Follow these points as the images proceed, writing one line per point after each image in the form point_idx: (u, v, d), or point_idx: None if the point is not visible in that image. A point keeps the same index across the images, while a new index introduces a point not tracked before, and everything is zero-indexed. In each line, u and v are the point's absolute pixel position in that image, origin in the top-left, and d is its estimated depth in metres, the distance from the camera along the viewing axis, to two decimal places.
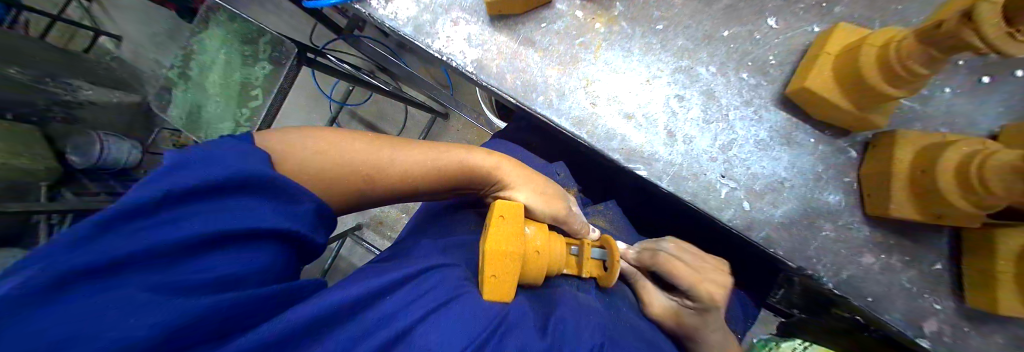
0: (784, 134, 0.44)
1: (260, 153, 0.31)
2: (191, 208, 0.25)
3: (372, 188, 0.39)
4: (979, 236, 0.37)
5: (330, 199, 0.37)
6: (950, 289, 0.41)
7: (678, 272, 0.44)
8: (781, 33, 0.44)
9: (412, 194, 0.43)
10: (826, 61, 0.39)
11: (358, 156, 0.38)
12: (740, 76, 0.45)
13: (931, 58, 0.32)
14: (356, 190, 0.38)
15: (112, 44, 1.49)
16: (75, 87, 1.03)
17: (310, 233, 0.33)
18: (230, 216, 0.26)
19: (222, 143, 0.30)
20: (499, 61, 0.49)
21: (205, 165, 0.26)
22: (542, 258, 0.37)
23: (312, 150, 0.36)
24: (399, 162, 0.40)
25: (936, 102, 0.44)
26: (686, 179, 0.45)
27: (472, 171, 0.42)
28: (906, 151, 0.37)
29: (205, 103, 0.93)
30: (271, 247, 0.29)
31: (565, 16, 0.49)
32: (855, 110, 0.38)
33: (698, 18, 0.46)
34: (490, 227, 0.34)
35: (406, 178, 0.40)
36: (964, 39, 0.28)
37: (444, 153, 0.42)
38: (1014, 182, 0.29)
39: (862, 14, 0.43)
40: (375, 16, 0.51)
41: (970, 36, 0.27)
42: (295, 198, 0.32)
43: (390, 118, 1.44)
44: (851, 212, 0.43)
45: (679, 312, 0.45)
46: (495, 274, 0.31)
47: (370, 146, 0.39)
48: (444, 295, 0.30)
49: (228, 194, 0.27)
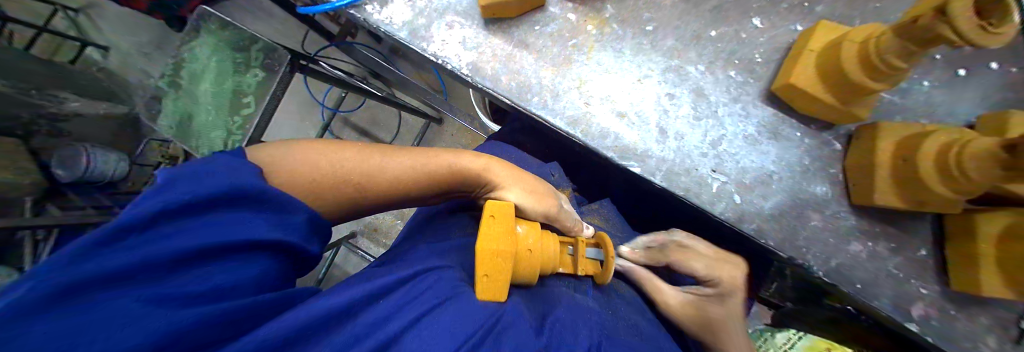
0: (771, 129, 0.45)
1: (251, 166, 0.31)
2: (185, 222, 0.25)
3: (363, 194, 0.40)
4: (961, 222, 0.39)
5: (322, 205, 0.38)
6: (936, 274, 0.42)
7: (688, 257, 0.47)
8: (765, 32, 0.46)
9: (406, 198, 0.43)
10: (809, 57, 0.41)
11: (347, 163, 0.38)
12: (728, 74, 0.46)
13: (908, 52, 0.33)
14: (347, 198, 0.39)
15: (98, 54, 1.45)
16: (61, 99, 1.02)
17: (304, 242, 0.33)
18: (224, 228, 0.26)
19: (215, 159, 0.30)
20: (494, 63, 0.50)
21: (199, 179, 0.27)
22: (534, 256, 0.37)
23: (300, 160, 0.37)
24: (387, 168, 0.40)
25: (915, 94, 0.46)
26: (679, 174, 0.46)
27: (463, 174, 0.43)
28: (888, 142, 0.38)
29: (196, 112, 0.92)
30: (267, 257, 0.29)
31: (558, 19, 0.50)
32: (838, 104, 0.40)
33: (685, 19, 0.48)
34: (481, 227, 0.34)
35: (396, 183, 0.40)
36: (938, 33, 0.29)
37: (433, 158, 0.43)
38: (991, 169, 0.31)
39: (842, 12, 0.45)
40: (370, 21, 0.51)
41: (943, 29, 0.28)
42: (286, 208, 0.31)
43: (384, 124, 1.44)
44: (839, 203, 0.44)
45: (702, 306, 0.46)
46: (487, 274, 0.32)
47: (358, 153, 0.40)
48: (440, 295, 0.30)
49: (221, 206, 0.27)
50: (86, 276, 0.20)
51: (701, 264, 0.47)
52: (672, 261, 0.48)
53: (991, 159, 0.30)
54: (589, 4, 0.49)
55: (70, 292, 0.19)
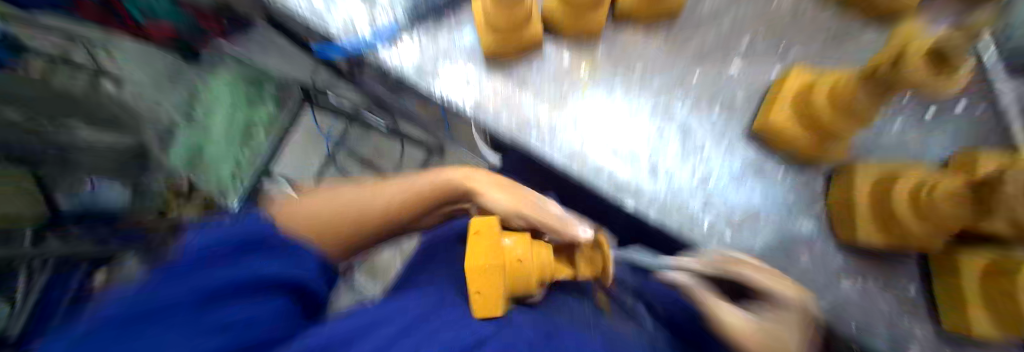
0: (756, 167, 0.48)
1: (266, 225, 0.38)
2: (217, 265, 0.30)
3: (361, 220, 0.44)
4: (943, 261, 0.40)
5: (330, 243, 0.43)
6: (930, 313, 0.42)
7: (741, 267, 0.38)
8: (744, 76, 0.50)
9: (406, 217, 0.46)
10: (784, 102, 0.44)
11: (347, 198, 0.45)
12: (712, 113, 0.50)
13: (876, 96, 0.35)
14: (352, 227, 0.44)
15: None
16: None
17: (314, 285, 0.37)
18: (248, 267, 0.31)
19: (238, 226, 0.37)
20: (495, 101, 0.54)
21: (225, 237, 0.33)
22: (527, 267, 0.35)
23: (310, 208, 0.44)
24: (382, 194, 0.45)
25: (889, 136, 0.49)
26: (671, 211, 0.47)
27: (449, 187, 0.46)
28: (864, 180, 0.41)
29: (210, 141, 1.00)
30: (286, 294, 0.32)
31: (554, 62, 0.54)
32: (815, 144, 0.43)
33: (669, 62, 0.52)
34: (467, 247, 0.35)
35: (390, 205, 0.45)
36: (900, 80, 0.32)
37: (422, 178, 0.47)
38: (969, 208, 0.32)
39: (813, 60, 0.50)
40: (381, 62, 0.56)
41: (903, 76, 0.31)
42: (296, 255, 0.36)
43: (387, 155, 1.48)
44: (825, 240, 0.45)
45: (764, 328, 0.35)
46: (478, 291, 0.33)
47: (356, 190, 0.46)
48: (438, 319, 0.31)
49: (244, 254, 0.32)
50: (139, 308, 0.23)
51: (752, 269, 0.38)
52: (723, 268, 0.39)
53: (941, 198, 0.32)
54: (583, 48, 0.54)
55: (130, 318, 0.23)
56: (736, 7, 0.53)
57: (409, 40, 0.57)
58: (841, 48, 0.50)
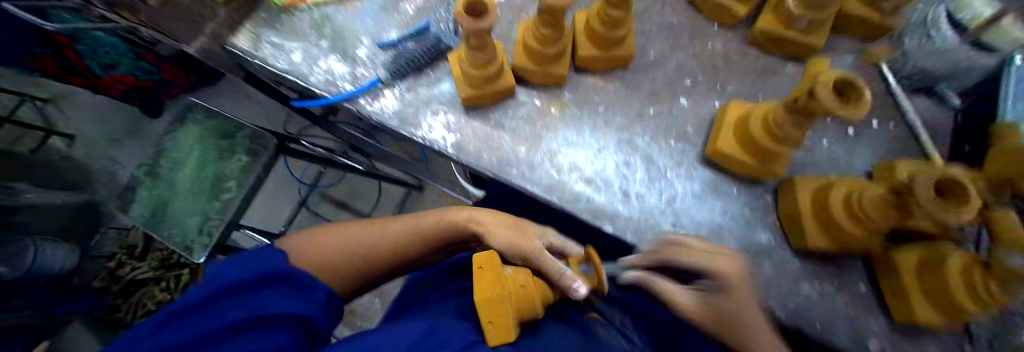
0: (711, 186, 0.53)
1: (274, 255, 0.42)
2: (222, 303, 0.34)
3: (371, 254, 0.50)
4: (882, 257, 0.45)
5: (341, 272, 0.48)
6: (881, 308, 0.46)
7: (680, 252, 0.39)
8: (692, 107, 0.57)
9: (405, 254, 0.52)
10: (727, 130, 0.51)
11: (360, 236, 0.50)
12: (670, 143, 0.56)
13: (799, 123, 0.41)
14: (360, 268, 0.49)
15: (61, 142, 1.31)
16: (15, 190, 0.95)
17: (313, 317, 0.39)
18: (240, 307, 0.34)
19: (261, 254, 0.42)
20: (475, 142, 0.58)
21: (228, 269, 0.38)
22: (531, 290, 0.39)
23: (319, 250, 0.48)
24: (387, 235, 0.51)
25: (819, 151, 0.55)
26: (646, 231, 0.50)
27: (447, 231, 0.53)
28: (804, 192, 0.47)
29: (173, 200, 0.92)
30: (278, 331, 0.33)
31: (525, 104, 0.61)
32: (758, 164, 0.48)
33: (628, 100, 0.59)
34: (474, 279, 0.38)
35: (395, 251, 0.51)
36: (812, 109, 0.38)
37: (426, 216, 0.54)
38: (889, 214, 0.37)
39: (747, 92, 0.58)
40: (364, 111, 0.62)
41: (815, 107, 0.37)
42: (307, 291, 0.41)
43: (365, 196, 1.47)
44: (781, 249, 0.50)
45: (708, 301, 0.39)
46: (491, 320, 0.35)
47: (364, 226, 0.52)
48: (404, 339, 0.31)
49: (246, 296, 0.35)
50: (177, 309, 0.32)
51: (689, 255, 0.38)
52: (666, 257, 0.41)
53: (881, 200, 0.37)
54: (552, 93, 0.62)
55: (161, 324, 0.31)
56: (677, 53, 0.61)
57: (390, 93, 0.63)
58: (766, 81, 0.59)
